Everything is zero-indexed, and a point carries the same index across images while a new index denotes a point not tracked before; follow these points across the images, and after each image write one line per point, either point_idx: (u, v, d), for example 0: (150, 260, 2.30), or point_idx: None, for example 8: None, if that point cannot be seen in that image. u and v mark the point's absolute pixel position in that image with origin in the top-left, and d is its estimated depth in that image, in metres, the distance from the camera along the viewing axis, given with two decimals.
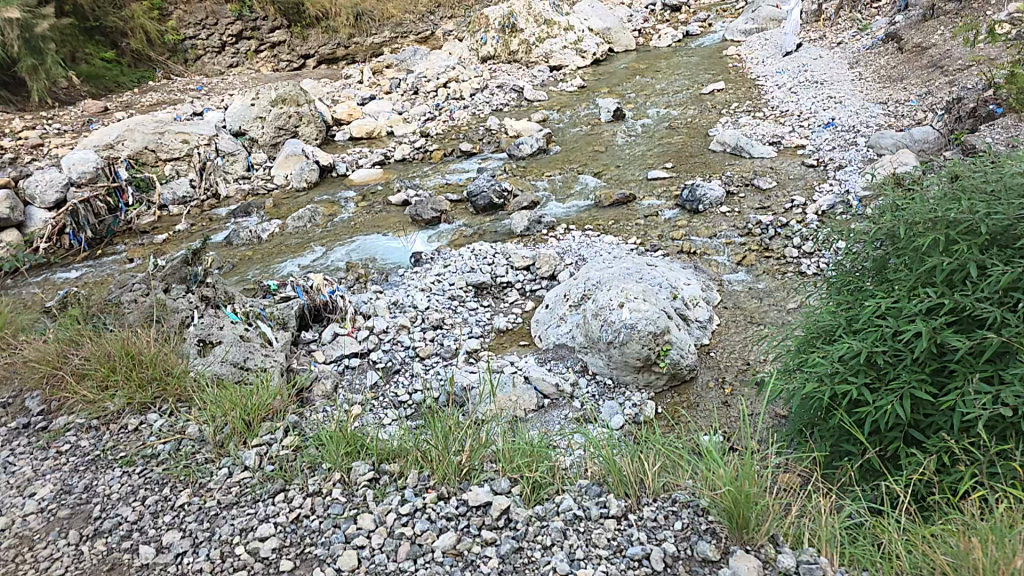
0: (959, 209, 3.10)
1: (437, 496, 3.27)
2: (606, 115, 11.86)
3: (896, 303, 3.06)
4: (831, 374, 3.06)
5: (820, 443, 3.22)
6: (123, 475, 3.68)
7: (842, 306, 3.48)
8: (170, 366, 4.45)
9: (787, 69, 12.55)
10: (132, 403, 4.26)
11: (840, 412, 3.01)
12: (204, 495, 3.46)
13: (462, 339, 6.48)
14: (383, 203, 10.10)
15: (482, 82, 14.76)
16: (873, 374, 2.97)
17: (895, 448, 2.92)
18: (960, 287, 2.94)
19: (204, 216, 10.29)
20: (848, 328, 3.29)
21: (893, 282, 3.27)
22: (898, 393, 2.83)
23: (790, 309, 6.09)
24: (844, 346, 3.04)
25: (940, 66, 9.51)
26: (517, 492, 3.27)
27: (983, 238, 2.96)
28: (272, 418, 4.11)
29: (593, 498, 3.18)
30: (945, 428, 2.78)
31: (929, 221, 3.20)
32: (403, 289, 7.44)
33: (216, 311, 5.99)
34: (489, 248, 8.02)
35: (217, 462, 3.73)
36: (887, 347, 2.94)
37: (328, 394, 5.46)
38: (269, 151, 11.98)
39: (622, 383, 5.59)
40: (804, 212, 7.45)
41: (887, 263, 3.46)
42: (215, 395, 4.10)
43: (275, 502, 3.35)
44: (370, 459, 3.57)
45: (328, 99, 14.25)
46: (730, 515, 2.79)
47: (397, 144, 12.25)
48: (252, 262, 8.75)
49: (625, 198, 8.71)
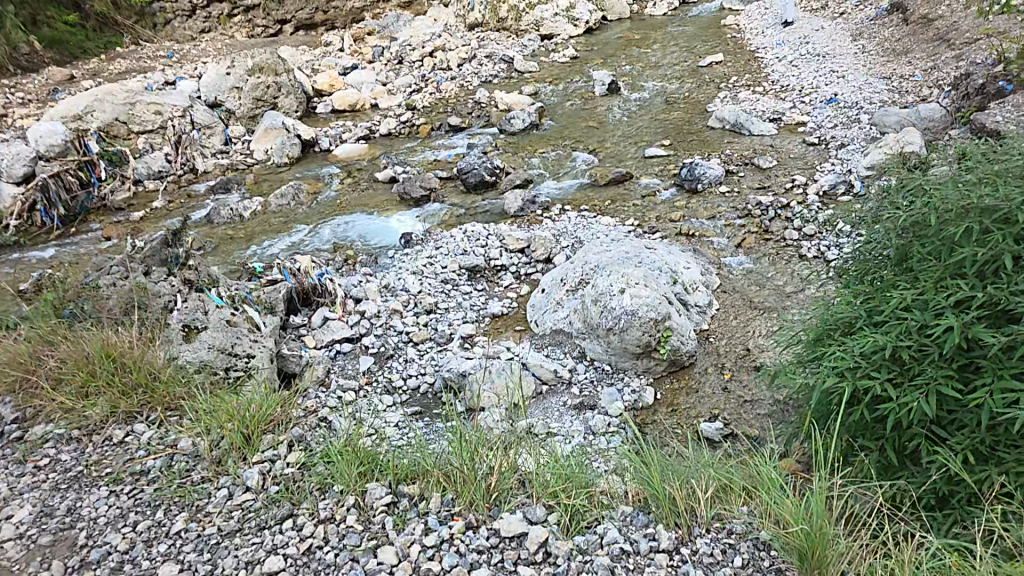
0: (997, 197, 2.98)
1: (465, 526, 3.12)
2: (600, 88, 11.57)
3: (922, 296, 2.98)
4: (851, 369, 2.99)
5: (835, 438, 3.14)
6: (109, 496, 3.51)
7: (860, 298, 3.41)
8: (155, 369, 4.26)
9: (788, 41, 12.35)
10: (116, 412, 4.07)
11: (861, 409, 2.93)
12: (202, 521, 3.31)
13: (457, 323, 6.35)
14: (369, 180, 9.84)
15: (470, 51, 14.33)
16: (897, 370, 2.89)
17: (917, 444, 2.82)
18: (993, 279, 2.84)
19: (182, 192, 9.95)
20: (868, 320, 3.21)
21: (918, 273, 3.18)
22: (923, 390, 2.75)
23: (791, 295, 6.04)
24: (867, 340, 2.98)
25: (947, 39, 9.39)
26: (554, 521, 3.11)
27: (1021, 227, 2.84)
28: (272, 430, 3.96)
29: (641, 529, 3.04)
30: (972, 427, 2.70)
31: (960, 210, 3.09)
32: (393, 271, 7.25)
33: (201, 294, 5.80)
34: (482, 229, 7.82)
35: (215, 481, 3.57)
36: (912, 341, 2.86)
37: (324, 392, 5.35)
38: (247, 124, 11.53)
39: (620, 369, 5.49)
40: (805, 192, 7.37)
41: (909, 253, 3.36)
42: (208, 404, 3.94)
43: (283, 530, 3.21)
44: (386, 479, 3.43)
45: (308, 68, 13.75)
46: (803, 554, 2.70)
47: (383, 117, 11.89)
48: (235, 241, 8.51)
49: (621, 177, 8.53)
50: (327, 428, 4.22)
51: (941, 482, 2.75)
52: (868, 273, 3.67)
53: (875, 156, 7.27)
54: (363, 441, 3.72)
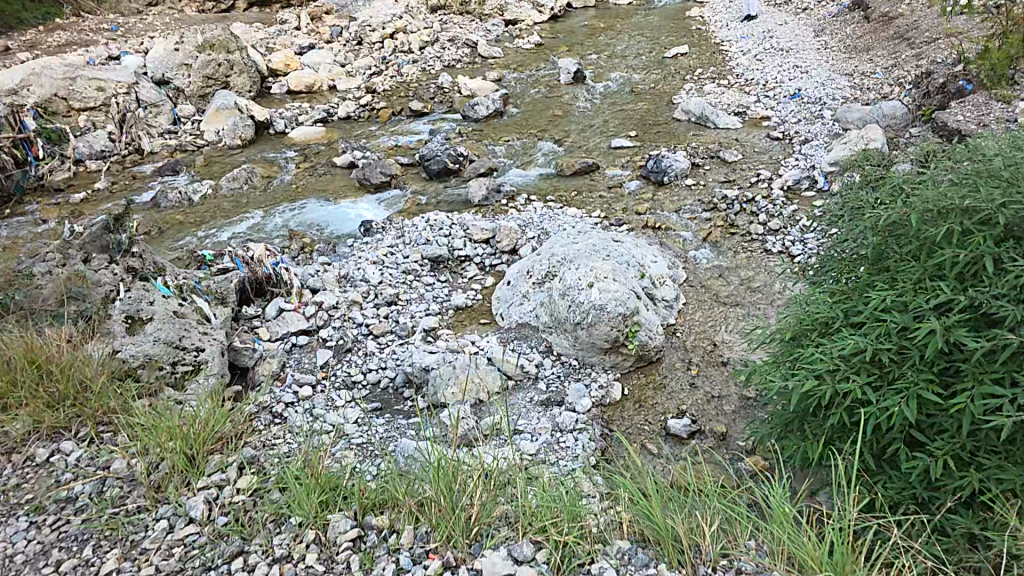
0: (977, 198, 2.94)
1: (443, 565, 2.95)
2: (565, 76, 11.44)
3: (901, 297, 2.94)
4: (831, 371, 2.94)
5: (810, 442, 3.08)
6: (30, 529, 3.21)
7: (835, 297, 3.37)
8: (87, 377, 3.94)
9: (752, 34, 12.45)
10: (39, 428, 3.74)
11: (841, 413, 2.88)
12: (138, 560, 3.04)
13: (420, 316, 6.14)
14: (327, 164, 9.45)
15: (433, 34, 13.95)
16: (877, 374, 2.85)
17: (896, 449, 2.78)
18: (973, 282, 2.82)
19: (126, 173, 9.40)
20: (845, 321, 3.18)
21: (896, 275, 3.14)
22: (903, 394, 2.72)
23: (756, 290, 6.06)
24: (846, 343, 2.93)
25: (907, 38, 9.58)
26: (543, 559, 2.95)
27: (1000, 229, 2.82)
28: (222, 449, 3.74)
29: (641, 570, 2.88)
30: (951, 432, 2.67)
31: (940, 210, 3.04)
32: (353, 261, 6.95)
33: (146, 283, 5.51)
34: (445, 218, 7.57)
35: (152, 512, 3.29)
36: (892, 344, 2.83)
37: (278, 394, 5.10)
38: (197, 102, 10.93)
39: (588, 364, 5.39)
40: (770, 186, 7.42)
41: (884, 251, 3.32)
42: (144, 419, 3.64)
43: (234, 570, 2.97)
44: (351, 508, 3.24)
45: (262, 45, 13.14)
46: None
47: (342, 100, 11.45)
48: (183, 227, 8.07)
49: (589, 167, 8.42)
50: (283, 445, 4.00)
51: (920, 487, 2.72)
52: (842, 273, 3.64)
53: (839, 151, 7.34)
54: (326, 464, 3.51)
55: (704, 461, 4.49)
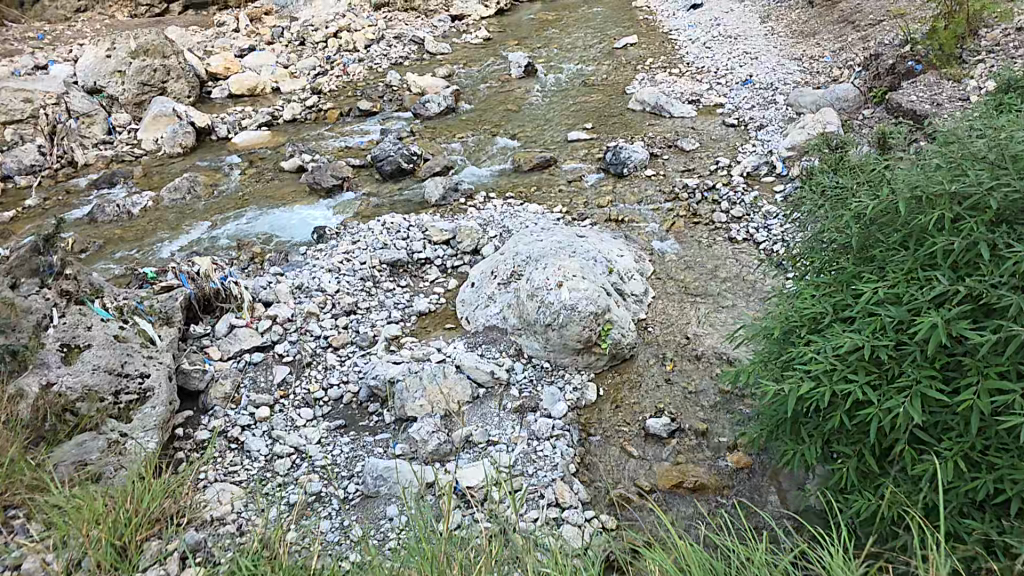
0: (966, 181, 2.87)
1: None
2: (517, 70, 11.22)
3: (894, 289, 2.87)
4: (827, 371, 2.86)
5: (807, 444, 3.01)
6: None
7: (822, 291, 3.30)
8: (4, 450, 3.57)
9: (699, 23, 12.47)
10: None
11: (840, 415, 2.80)
12: None
13: (381, 324, 5.86)
14: (274, 169, 9.00)
15: (378, 32, 13.53)
16: (876, 372, 2.77)
17: (901, 450, 2.71)
18: (969, 271, 2.75)
19: (59, 187, 8.81)
20: (836, 315, 3.11)
21: (884, 264, 3.08)
22: (907, 393, 2.64)
23: (724, 281, 5.99)
24: (842, 340, 2.85)
25: (852, 21, 9.69)
26: None
27: (992, 214, 2.76)
28: (159, 533, 3.27)
29: None
30: (958, 431, 2.60)
31: (928, 196, 2.97)
32: (307, 269, 6.59)
33: (82, 307, 5.08)
34: (402, 221, 7.26)
35: None
36: (889, 339, 2.76)
37: (234, 422, 4.88)
38: (133, 110, 10.31)
39: (560, 366, 5.19)
40: (729, 174, 7.40)
41: (869, 241, 3.25)
42: (60, 499, 3.10)
43: None
44: None
45: (200, 49, 12.50)
46: None
47: (287, 102, 10.97)
48: (123, 242, 7.58)
49: (547, 161, 8.23)
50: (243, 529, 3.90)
51: (930, 491, 2.62)
52: (825, 263, 3.57)
53: (793, 137, 7.37)
54: (288, 546, 3.22)
55: (686, 463, 4.41)
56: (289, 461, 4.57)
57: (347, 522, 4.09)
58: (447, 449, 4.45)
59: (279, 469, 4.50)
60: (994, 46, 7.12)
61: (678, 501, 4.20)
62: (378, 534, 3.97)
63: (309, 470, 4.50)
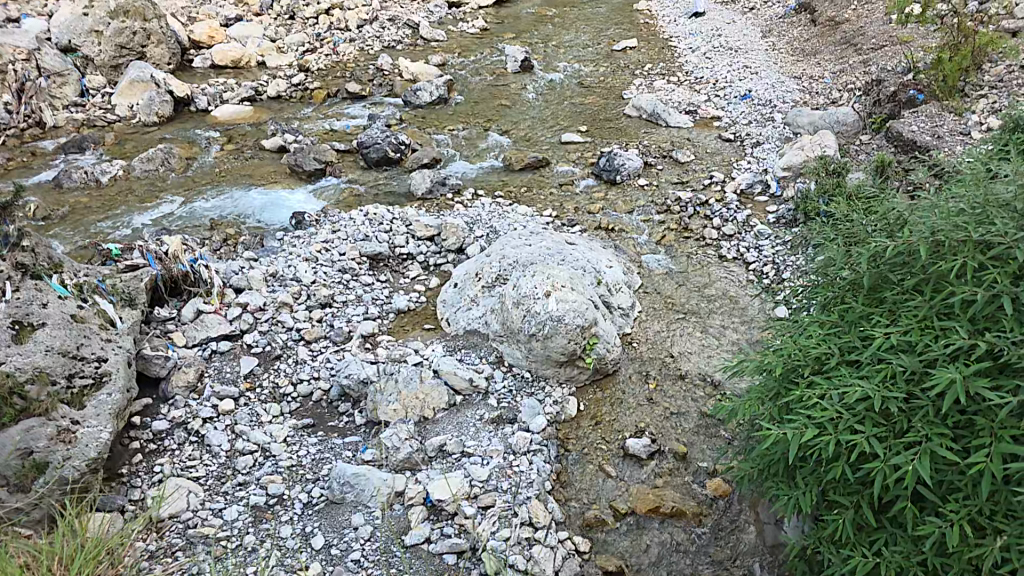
0: (992, 229, 2.81)
1: None
2: (513, 65, 10.98)
3: (907, 337, 2.83)
4: (831, 420, 2.82)
5: (803, 489, 2.95)
6: None
7: (829, 330, 3.25)
8: None
9: (701, 31, 12.35)
10: None
11: (842, 466, 2.77)
12: None
13: (357, 320, 5.60)
14: (254, 147, 8.62)
15: (372, 12, 13.11)
16: (884, 425, 2.72)
17: (903, 508, 2.67)
18: (990, 327, 2.69)
19: (24, 149, 8.39)
20: (843, 357, 3.06)
21: (897, 308, 3.01)
22: (915, 450, 2.59)
23: (712, 300, 5.88)
24: (852, 388, 2.81)
25: (854, 43, 9.63)
26: None
27: (1016, 266, 2.70)
28: None
29: None
30: (964, 492, 2.54)
31: (950, 243, 2.89)
32: (282, 257, 6.27)
33: (37, 280, 4.65)
34: (385, 212, 7.00)
35: None
36: (900, 392, 2.72)
37: (193, 417, 4.59)
38: (109, 73, 9.83)
39: (541, 377, 5.01)
40: (723, 189, 7.27)
41: (882, 282, 3.19)
42: None
43: None
44: None
45: (182, 14, 11.95)
46: None
47: (272, 77, 10.55)
48: (88, 214, 7.19)
49: (538, 162, 8.03)
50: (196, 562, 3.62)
51: (932, 553, 2.57)
52: (830, 297, 3.49)
53: (789, 156, 7.27)
54: None
55: (664, 487, 4.29)
56: (251, 459, 4.32)
57: (309, 528, 3.88)
58: (419, 458, 4.24)
59: (239, 467, 4.26)
60: (997, 82, 7.11)
61: (653, 526, 4.07)
62: (340, 545, 3.77)
63: (271, 470, 4.25)
